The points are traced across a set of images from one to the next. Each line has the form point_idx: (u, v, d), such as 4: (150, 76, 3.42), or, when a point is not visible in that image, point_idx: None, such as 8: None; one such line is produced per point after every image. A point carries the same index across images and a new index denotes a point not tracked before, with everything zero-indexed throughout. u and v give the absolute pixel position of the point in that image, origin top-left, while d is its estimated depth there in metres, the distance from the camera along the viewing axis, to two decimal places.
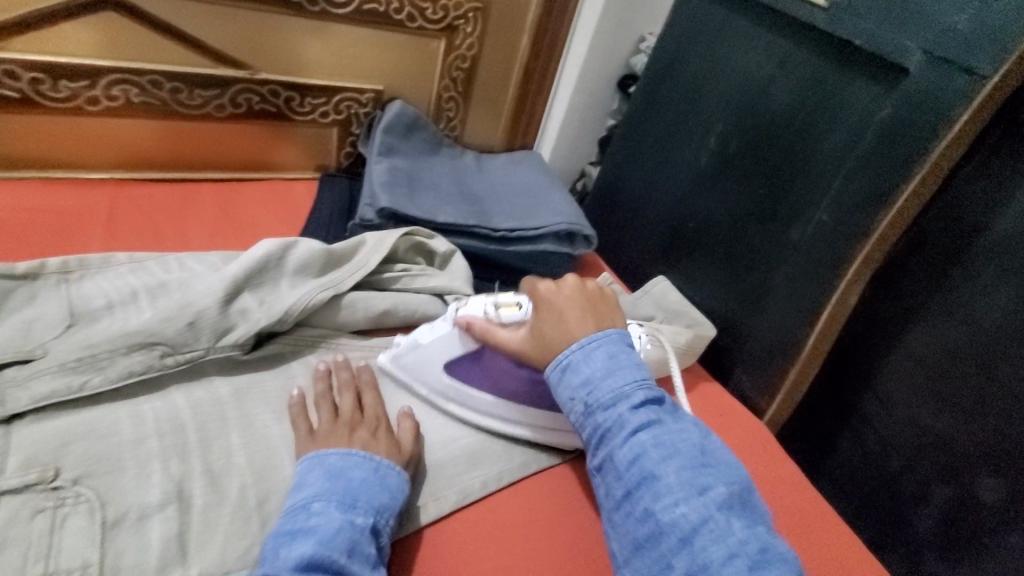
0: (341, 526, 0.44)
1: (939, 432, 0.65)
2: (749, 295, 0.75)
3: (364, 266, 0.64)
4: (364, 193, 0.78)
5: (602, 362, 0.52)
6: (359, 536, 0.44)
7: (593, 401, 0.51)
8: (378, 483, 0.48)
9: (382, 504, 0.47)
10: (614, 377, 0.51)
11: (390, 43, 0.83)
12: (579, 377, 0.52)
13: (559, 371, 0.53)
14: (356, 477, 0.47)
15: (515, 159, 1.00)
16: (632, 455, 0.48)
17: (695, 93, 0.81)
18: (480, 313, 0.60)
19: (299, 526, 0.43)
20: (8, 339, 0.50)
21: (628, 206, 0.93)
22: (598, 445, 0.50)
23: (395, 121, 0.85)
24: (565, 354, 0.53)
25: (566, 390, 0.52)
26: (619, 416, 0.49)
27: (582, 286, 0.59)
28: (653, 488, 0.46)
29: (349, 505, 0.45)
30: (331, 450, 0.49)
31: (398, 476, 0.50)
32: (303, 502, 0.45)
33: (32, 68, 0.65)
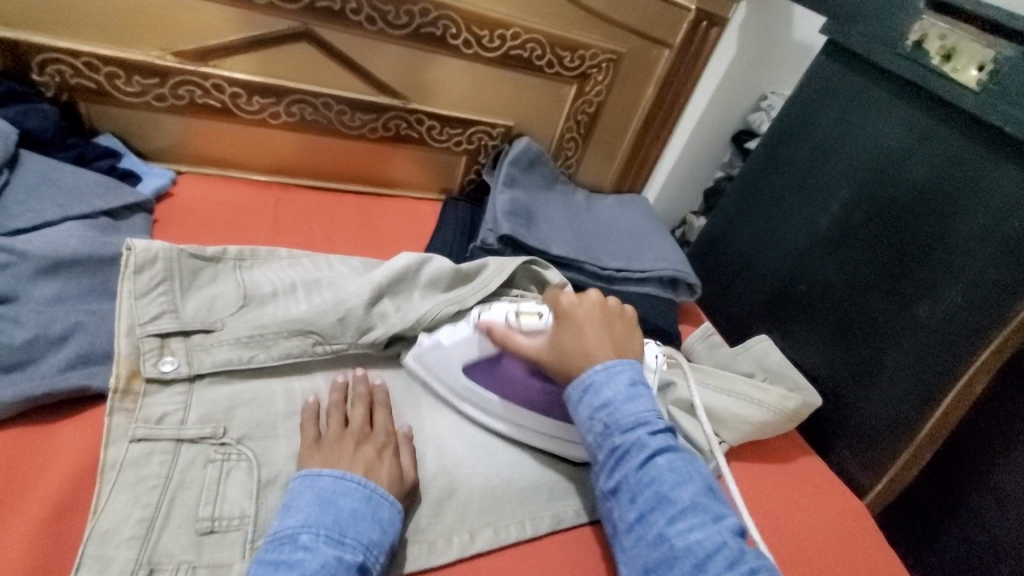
0: (326, 562, 0.41)
1: None
2: (860, 367, 0.73)
3: (486, 286, 0.69)
4: (486, 218, 0.84)
5: (625, 385, 0.52)
6: (344, 573, 0.41)
7: (613, 423, 0.50)
8: (369, 515, 0.45)
9: (372, 539, 0.44)
10: (636, 403, 0.51)
11: (527, 86, 0.90)
12: (600, 399, 0.52)
13: (579, 391, 0.53)
14: (348, 505, 0.45)
15: (623, 202, 1.04)
16: (648, 478, 0.48)
17: (821, 158, 0.81)
18: (501, 317, 0.59)
19: (283, 557, 0.41)
20: (197, 310, 0.58)
21: (735, 261, 0.94)
22: (614, 466, 0.49)
23: (520, 155, 0.92)
24: (590, 374, 0.53)
25: (586, 410, 0.52)
26: (639, 439, 0.49)
27: (603, 301, 0.59)
28: (668, 511, 0.46)
29: (337, 540, 0.43)
30: (324, 472, 0.47)
31: (393, 508, 0.47)
32: (290, 531, 0.43)
33: (235, 85, 0.76)
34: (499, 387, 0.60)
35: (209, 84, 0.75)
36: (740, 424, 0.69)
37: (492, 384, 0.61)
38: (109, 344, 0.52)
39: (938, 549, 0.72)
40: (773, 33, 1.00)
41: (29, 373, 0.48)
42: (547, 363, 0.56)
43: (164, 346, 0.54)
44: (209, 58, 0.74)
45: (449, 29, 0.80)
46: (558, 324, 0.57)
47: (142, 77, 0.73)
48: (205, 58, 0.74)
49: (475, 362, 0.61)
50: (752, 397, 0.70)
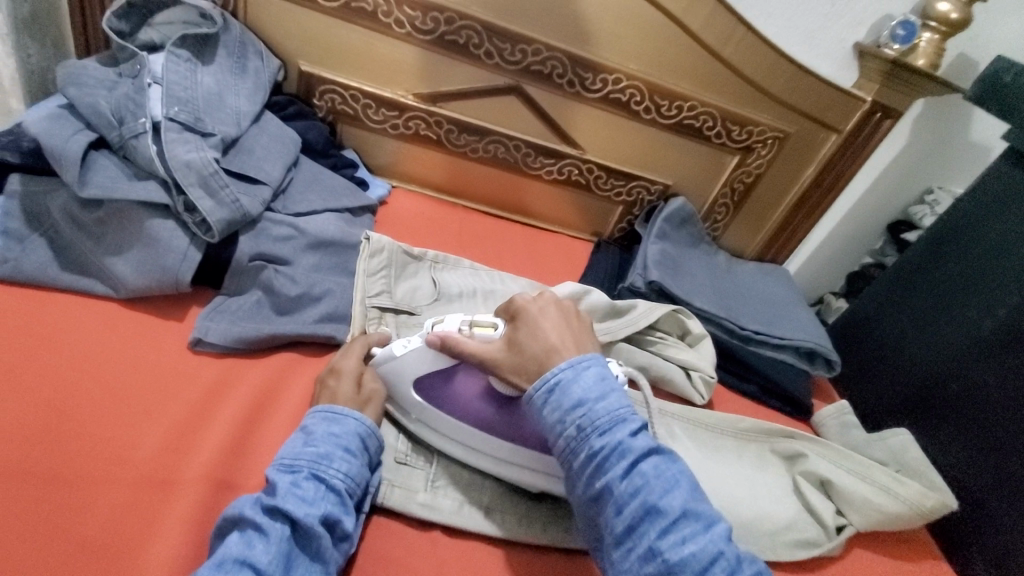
0: (276, 477, 0.47)
1: None
2: (1012, 478, 0.69)
3: (634, 324, 0.77)
4: (637, 264, 0.93)
5: (594, 382, 0.50)
6: (292, 482, 0.46)
7: (589, 425, 0.48)
8: (323, 434, 0.50)
9: (323, 452, 0.49)
10: (608, 401, 0.49)
11: (691, 152, 0.99)
12: (570, 400, 0.49)
13: (545, 392, 0.50)
14: (305, 430, 0.51)
15: (763, 270, 1.07)
16: (633, 487, 0.46)
17: (989, 261, 0.81)
18: (455, 328, 0.58)
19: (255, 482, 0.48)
20: (404, 296, 0.73)
21: (880, 348, 0.93)
22: (596, 473, 0.47)
23: (674, 213, 1.00)
24: (553, 374, 0.51)
25: (554, 413, 0.50)
26: (618, 443, 0.47)
27: (560, 303, 0.59)
28: (657, 522, 0.45)
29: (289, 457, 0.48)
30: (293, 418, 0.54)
31: (352, 421, 0.52)
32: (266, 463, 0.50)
33: (451, 123, 0.94)
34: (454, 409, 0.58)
35: (433, 120, 0.94)
36: (870, 510, 0.68)
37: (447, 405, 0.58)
38: (347, 309, 0.68)
39: None
40: (951, 130, 1.00)
41: (295, 319, 0.64)
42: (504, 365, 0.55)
43: (382, 317, 0.68)
44: (438, 101, 0.92)
45: (634, 96, 0.92)
46: (514, 327, 0.56)
47: (387, 110, 0.93)
48: (435, 101, 0.92)
49: (429, 380, 0.59)
50: (888, 488, 0.70)
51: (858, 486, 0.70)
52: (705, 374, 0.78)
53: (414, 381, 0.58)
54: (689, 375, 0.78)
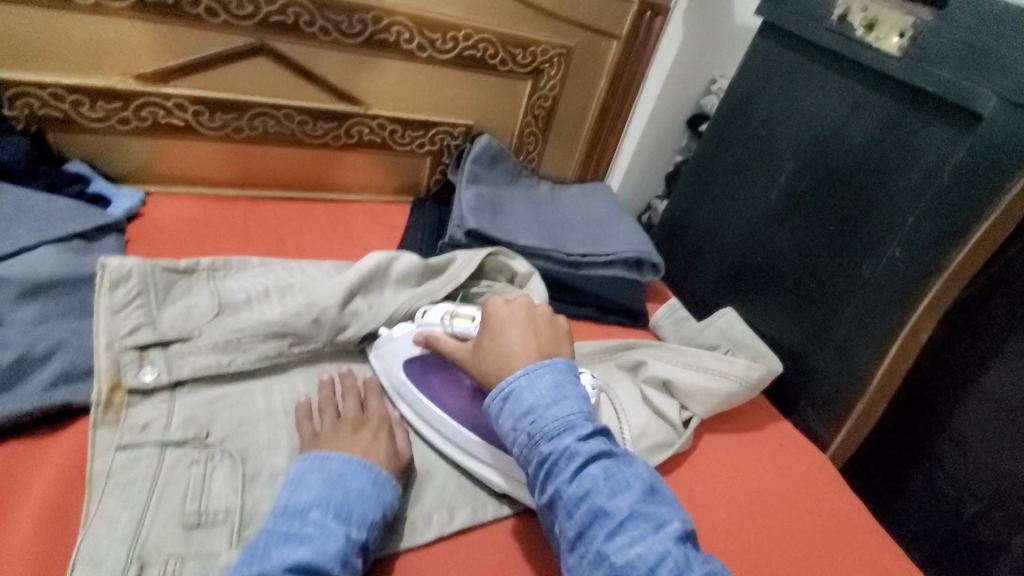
0: (335, 537, 0.45)
1: (1021, 475, 0.63)
2: (817, 328, 0.76)
3: (455, 279, 0.73)
4: (454, 215, 0.88)
5: (547, 389, 0.49)
6: (351, 549, 0.45)
7: (537, 432, 0.48)
8: (373, 495, 0.49)
9: (376, 518, 0.48)
10: (559, 406, 0.48)
11: (482, 84, 0.94)
12: (521, 406, 0.49)
13: (500, 401, 0.50)
14: (356, 486, 0.49)
15: (585, 190, 1.07)
16: (582, 491, 0.45)
17: (765, 133, 0.85)
18: (438, 324, 0.62)
19: (293, 531, 0.45)
20: (174, 321, 0.60)
21: (695, 240, 0.97)
22: (545, 479, 0.47)
23: (481, 153, 0.95)
24: (507, 381, 0.51)
25: (508, 420, 0.50)
26: (566, 447, 0.47)
27: (532, 307, 0.58)
28: (605, 525, 0.44)
29: (345, 515, 0.47)
30: (333, 456, 0.51)
31: (393, 486, 0.51)
32: (301, 507, 0.47)
33: (196, 103, 0.79)
34: (444, 395, 0.61)
35: (172, 104, 0.78)
36: (707, 396, 0.71)
37: (438, 390, 0.61)
38: (90, 359, 0.55)
39: (905, 501, 0.75)
40: (718, 17, 1.04)
41: (15, 392, 0.51)
42: (470, 362, 0.56)
43: (143, 356, 0.56)
44: (170, 79, 0.77)
45: (402, 34, 0.83)
46: (481, 328, 0.57)
47: (106, 102, 0.75)
48: (166, 79, 0.76)
49: (416, 363, 0.63)
50: (719, 370, 0.73)
51: (692, 375, 0.73)
52: None
53: (404, 361, 0.62)
54: None
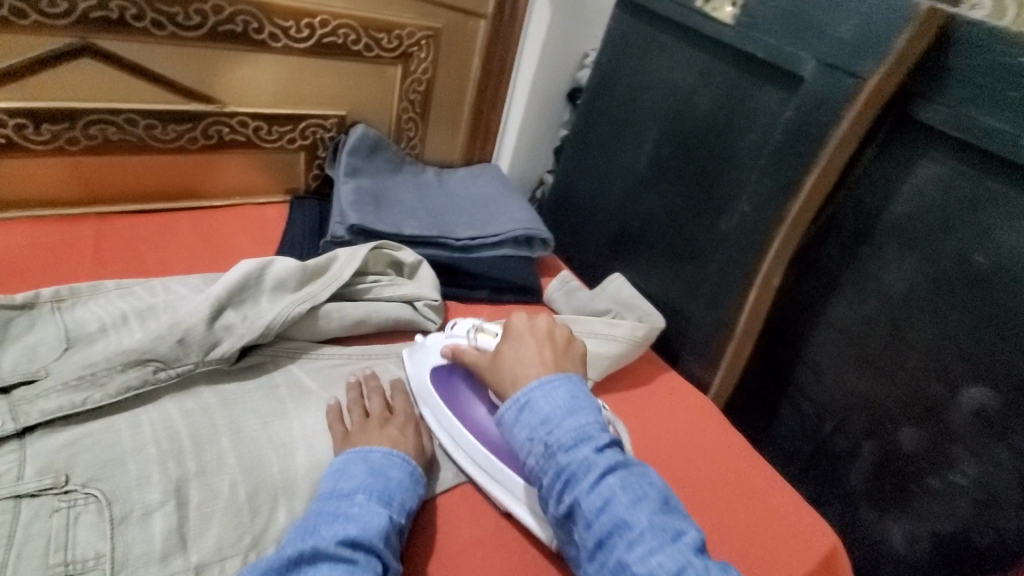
0: (379, 520, 0.49)
1: (862, 391, 0.71)
2: (691, 283, 0.82)
3: (338, 278, 0.71)
4: (334, 211, 0.85)
5: (563, 400, 0.53)
6: (392, 529, 0.50)
7: (554, 442, 0.50)
8: (410, 486, 0.55)
9: (410, 506, 0.53)
10: (575, 417, 0.51)
11: (349, 72, 0.91)
12: (538, 417, 0.52)
13: (517, 411, 0.54)
14: (394, 475, 0.54)
15: (473, 172, 1.07)
16: (600, 500, 0.47)
17: (629, 103, 0.89)
18: (463, 338, 0.68)
19: (341, 511, 0.49)
20: (14, 364, 0.54)
21: (580, 211, 1.01)
22: (564, 490, 0.49)
23: (358, 143, 0.92)
24: (523, 394, 0.54)
25: (525, 430, 0.52)
26: (585, 458, 0.49)
27: (552, 328, 0.62)
28: (625, 535, 0.46)
29: (387, 501, 0.52)
30: (375, 448, 0.56)
31: (423, 479, 0.57)
32: (348, 491, 0.51)
33: (15, 115, 0.70)
34: (468, 413, 0.64)
35: None
36: (598, 360, 0.75)
37: (463, 403, 0.65)
38: None
39: (775, 427, 0.82)
40: None
41: None
42: (486, 370, 0.62)
43: None
44: None
45: (250, 24, 0.79)
46: (502, 338, 0.63)
47: None
48: None
49: (442, 373, 0.67)
50: (607, 334, 0.77)
51: (582, 342, 0.76)
52: (428, 301, 0.76)
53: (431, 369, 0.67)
54: (414, 307, 0.76)
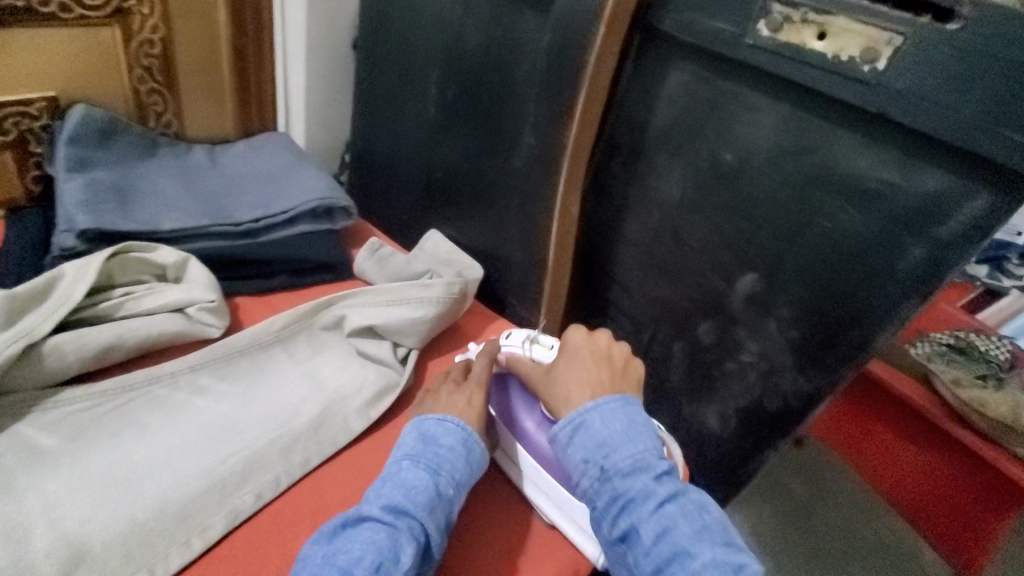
0: (426, 484, 0.52)
1: (665, 299, 0.76)
2: (499, 228, 0.80)
3: (69, 301, 0.57)
4: (59, 218, 0.68)
5: (620, 424, 0.54)
6: (435, 500, 0.51)
7: (610, 467, 0.52)
8: (462, 453, 0.56)
9: (461, 476, 0.54)
10: (633, 443, 0.53)
11: (48, 42, 0.73)
12: (594, 440, 0.54)
13: (571, 429, 0.56)
14: (444, 445, 0.56)
15: (255, 144, 0.92)
16: (659, 529, 0.49)
17: (403, 45, 0.81)
18: (519, 347, 0.67)
19: (391, 478, 0.53)
20: None
21: (383, 169, 0.92)
22: (619, 514, 0.51)
23: (82, 130, 0.75)
24: (579, 412, 0.56)
25: (579, 452, 0.54)
26: (644, 486, 0.51)
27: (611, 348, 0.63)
28: (686, 565, 0.47)
29: (434, 468, 0.53)
30: (427, 416, 0.58)
31: (480, 451, 0.57)
32: (399, 459, 0.55)
33: None
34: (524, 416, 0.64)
35: None
36: (415, 326, 0.71)
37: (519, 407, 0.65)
38: None
39: None
40: None
41: None
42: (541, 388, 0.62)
43: None
44: None
45: None
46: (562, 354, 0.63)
47: None
48: None
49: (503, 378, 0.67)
50: (422, 298, 0.72)
51: (398, 311, 0.71)
52: (203, 304, 0.64)
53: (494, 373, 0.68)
54: (187, 315, 0.64)
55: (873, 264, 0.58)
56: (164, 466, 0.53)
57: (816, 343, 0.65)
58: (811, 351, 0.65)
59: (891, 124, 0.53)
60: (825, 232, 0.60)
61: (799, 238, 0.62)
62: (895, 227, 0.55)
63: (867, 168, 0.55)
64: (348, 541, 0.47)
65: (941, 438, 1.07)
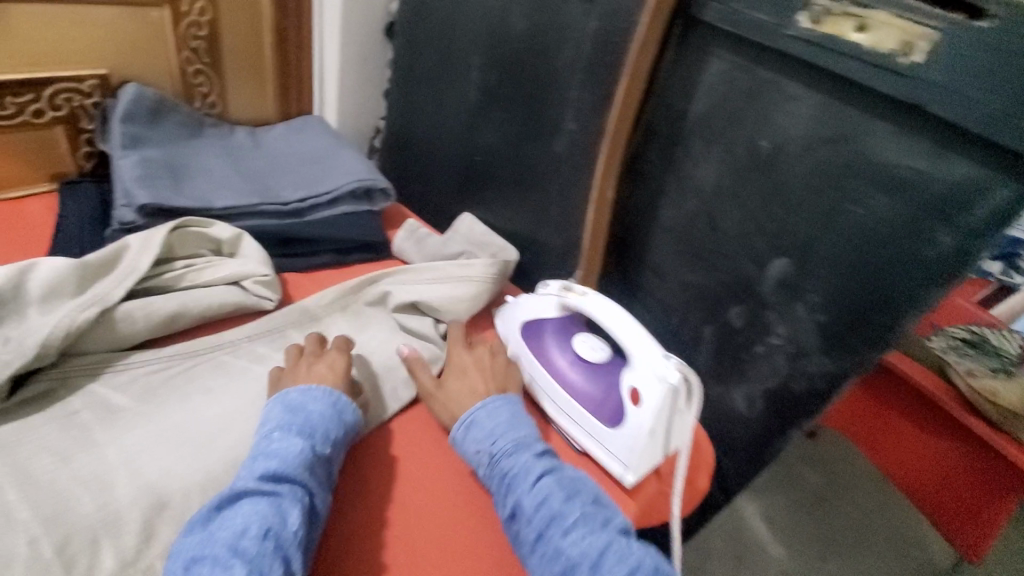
0: (301, 452, 0.51)
1: (698, 283, 0.78)
2: (537, 211, 0.82)
3: (134, 269, 0.60)
4: (117, 192, 0.71)
5: (506, 416, 0.57)
6: (313, 461, 0.51)
7: (499, 451, 0.54)
8: (332, 415, 0.55)
9: (336, 435, 0.54)
10: (516, 431, 0.55)
11: (101, 21, 0.74)
12: (483, 433, 0.56)
13: (464, 429, 0.57)
14: (313, 410, 0.55)
15: (294, 126, 0.94)
16: (540, 498, 0.50)
17: (446, 32, 0.84)
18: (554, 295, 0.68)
19: (263, 451, 0.50)
20: None
21: (421, 153, 0.95)
22: (507, 492, 0.52)
23: (134, 108, 0.76)
24: (470, 413, 0.58)
25: (472, 446, 0.56)
26: (525, 463, 0.53)
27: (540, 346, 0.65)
28: (561, 525, 0.48)
29: (308, 433, 0.52)
30: (291, 390, 0.57)
31: (349, 411, 0.57)
32: (266, 433, 0.52)
33: None
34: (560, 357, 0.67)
35: None
36: (457, 304, 0.74)
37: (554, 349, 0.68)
38: None
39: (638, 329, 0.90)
40: None
41: None
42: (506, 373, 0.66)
43: None
44: None
45: None
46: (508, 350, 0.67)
47: None
48: None
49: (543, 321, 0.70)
50: (461, 275, 0.75)
51: (442, 290, 0.74)
52: (259, 278, 0.67)
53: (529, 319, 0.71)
54: (243, 287, 0.67)
55: (904, 250, 0.59)
56: (230, 427, 0.56)
57: (844, 326, 0.65)
58: (839, 335, 0.66)
59: (927, 115, 0.55)
60: (858, 220, 0.61)
61: (834, 225, 0.63)
62: (925, 212, 0.56)
63: (900, 156, 0.57)
64: (228, 518, 0.45)
65: (952, 424, 1.12)
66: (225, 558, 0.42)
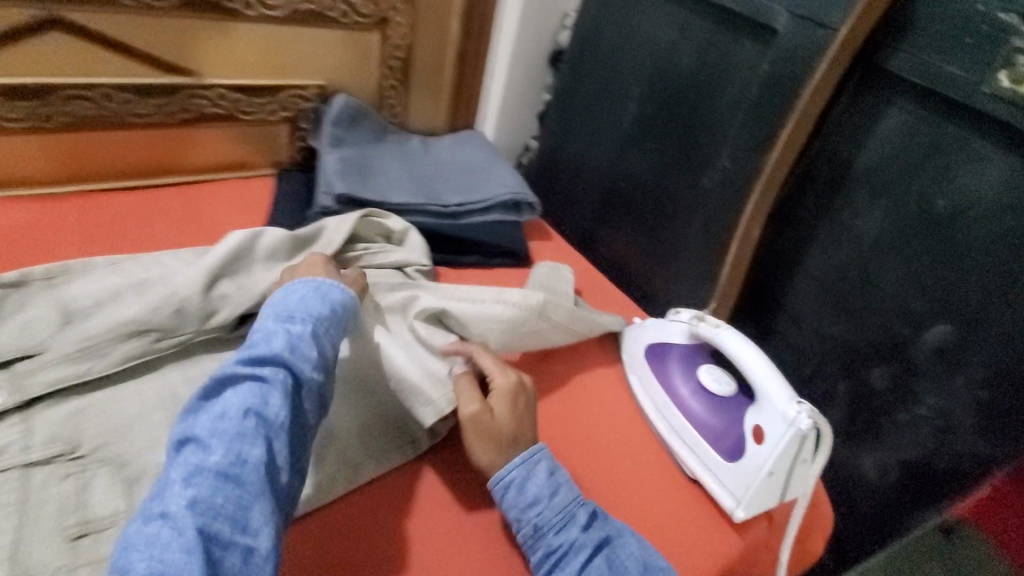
0: (278, 333, 0.49)
1: (841, 338, 0.74)
2: (674, 239, 0.84)
3: (329, 246, 0.72)
4: (320, 181, 0.85)
5: (544, 480, 0.54)
6: (297, 341, 0.49)
7: (542, 524, 0.52)
8: (313, 299, 0.54)
9: (318, 315, 0.53)
10: (557, 496, 0.53)
11: (326, 41, 0.90)
12: (524, 497, 0.53)
13: (502, 490, 0.54)
14: (295, 296, 0.54)
15: (460, 138, 1.05)
16: None
17: (611, 64, 0.89)
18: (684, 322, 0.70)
19: (249, 341, 0.49)
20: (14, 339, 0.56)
21: (568, 172, 1.01)
22: (552, 568, 0.50)
23: (340, 113, 0.92)
24: (504, 474, 0.54)
25: (512, 510, 0.53)
26: (572, 539, 0.51)
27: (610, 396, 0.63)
28: None
29: (288, 316, 0.51)
30: (276, 291, 0.55)
31: (337, 290, 0.57)
32: (252, 326, 0.51)
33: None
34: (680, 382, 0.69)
35: None
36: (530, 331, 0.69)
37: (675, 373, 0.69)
38: None
39: None
40: None
41: None
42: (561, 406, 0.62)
43: None
44: None
45: None
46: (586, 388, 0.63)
47: None
48: None
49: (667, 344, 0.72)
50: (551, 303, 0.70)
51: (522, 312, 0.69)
52: (421, 267, 0.77)
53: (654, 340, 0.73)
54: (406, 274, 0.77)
55: None
56: None
57: (1009, 406, 0.62)
58: (999, 415, 0.62)
59: None
60: None
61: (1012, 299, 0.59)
62: None
63: None
64: (215, 404, 0.44)
65: None
66: (209, 439, 0.42)
